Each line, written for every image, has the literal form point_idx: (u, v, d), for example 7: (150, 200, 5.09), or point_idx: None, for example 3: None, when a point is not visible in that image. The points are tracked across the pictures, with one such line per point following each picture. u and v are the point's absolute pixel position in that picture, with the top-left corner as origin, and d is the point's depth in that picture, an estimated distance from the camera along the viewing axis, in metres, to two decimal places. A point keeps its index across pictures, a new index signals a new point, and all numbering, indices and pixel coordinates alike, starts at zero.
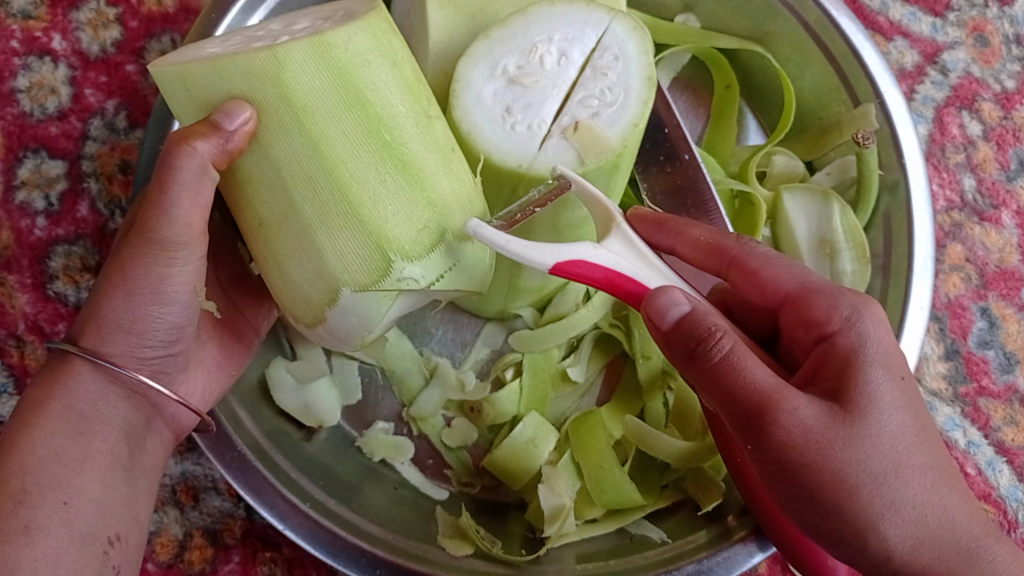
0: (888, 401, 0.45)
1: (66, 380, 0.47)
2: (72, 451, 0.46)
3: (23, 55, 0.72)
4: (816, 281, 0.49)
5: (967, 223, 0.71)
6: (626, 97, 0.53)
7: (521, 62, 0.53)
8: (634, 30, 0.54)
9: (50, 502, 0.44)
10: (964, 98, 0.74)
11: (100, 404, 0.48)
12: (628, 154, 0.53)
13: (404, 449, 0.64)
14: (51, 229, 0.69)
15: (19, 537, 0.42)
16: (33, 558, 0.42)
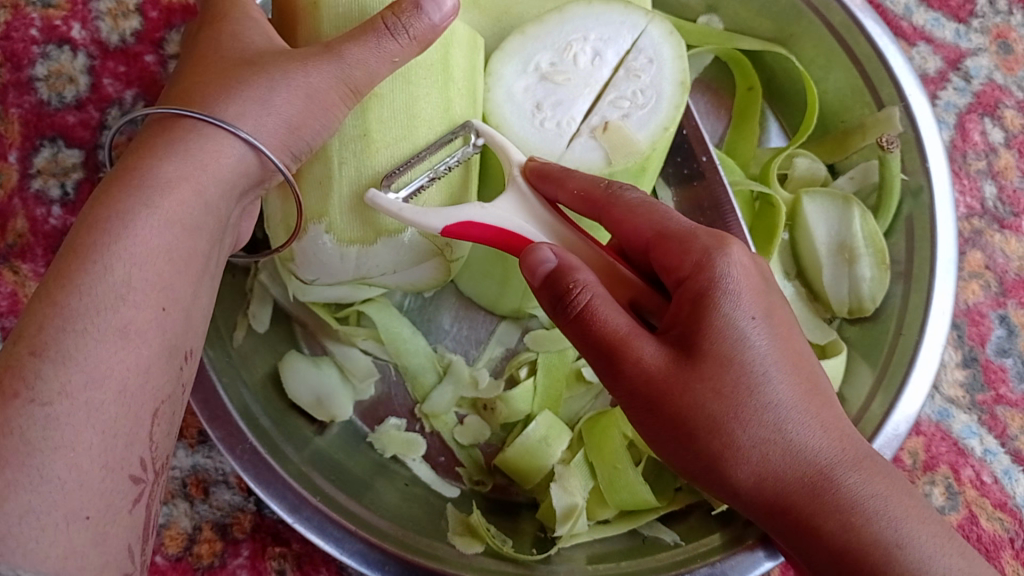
0: (745, 329, 0.42)
1: (203, 159, 0.41)
2: (181, 247, 0.39)
3: (42, 43, 0.71)
4: (679, 223, 0.44)
5: (987, 230, 0.71)
6: (657, 100, 0.54)
7: (555, 59, 0.55)
8: (669, 35, 0.56)
9: (152, 304, 0.37)
10: (986, 105, 0.74)
11: (215, 196, 0.42)
12: (656, 157, 0.54)
13: (416, 446, 0.64)
14: (66, 219, 0.68)
15: (111, 334, 0.36)
16: (120, 368, 0.36)
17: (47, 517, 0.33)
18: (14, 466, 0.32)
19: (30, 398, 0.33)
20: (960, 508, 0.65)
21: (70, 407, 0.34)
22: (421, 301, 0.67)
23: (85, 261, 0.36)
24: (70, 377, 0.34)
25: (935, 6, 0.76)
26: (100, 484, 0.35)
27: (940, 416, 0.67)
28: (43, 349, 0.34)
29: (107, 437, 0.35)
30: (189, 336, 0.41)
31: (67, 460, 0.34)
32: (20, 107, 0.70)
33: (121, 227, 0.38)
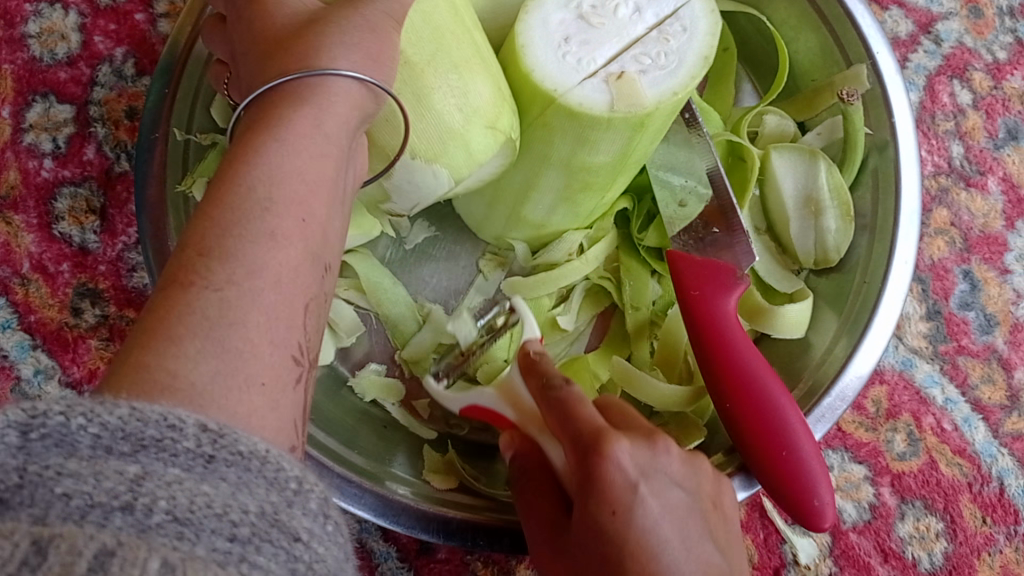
0: (628, 454, 0.47)
1: (320, 99, 0.43)
2: (313, 171, 0.41)
3: (35, 2, 0.73)
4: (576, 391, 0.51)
5: (954, 188, 0.73)
6: (678, 65, 0.56)
7: (596, 3, 0.56)
8: (710, 11, 0.57)
9: (293, 215, 0.39)
10: (956, 68, 0.75)
11: (335, 129, 0.43)
12: (659, 116, 0.56)
13: (396, 390, 0.66)
14: (57, 171, 0.70)
15: (262, 235, 0.37)
16: (274, 263, 0.37)
17: (229, 380, 0.34)
18: (199, 338, 0.34)
19: (204, 285, 0.35)
20: (920, 453, 0.67)
21: (239, 293, 0.36)
22: (402, 252, 0.70)
23: (232, 186, 0.38)
24: (233, 271, 0.36)
25: None
26: (269, 358, 0.36)
27: (903, 365, 0.69)
28: (210, 251, 0.36)
29: (271, 320, 0.37)
30: (327, 253, 0.42)
31: (242, 335, 0.35)
32: (13, 63, 0.72)
33: (259, 155, 0.40)
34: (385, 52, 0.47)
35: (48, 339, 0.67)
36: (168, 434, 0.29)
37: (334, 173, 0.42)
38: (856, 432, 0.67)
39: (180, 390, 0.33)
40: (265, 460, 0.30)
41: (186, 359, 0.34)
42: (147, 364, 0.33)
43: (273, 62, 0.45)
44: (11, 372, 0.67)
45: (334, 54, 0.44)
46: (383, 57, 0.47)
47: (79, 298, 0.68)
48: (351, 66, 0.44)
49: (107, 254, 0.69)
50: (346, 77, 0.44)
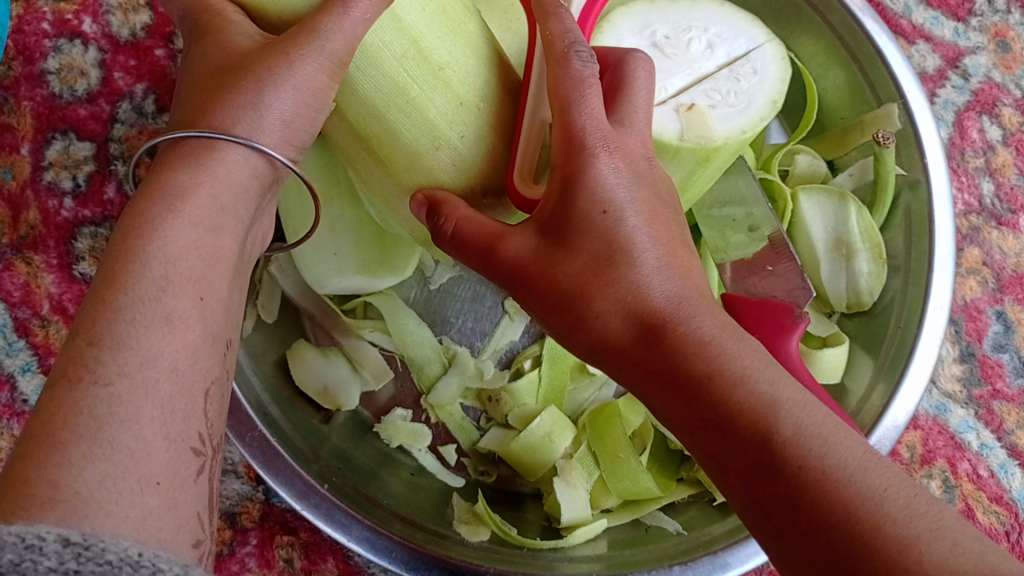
0: (654, 272, 0.42)
1: (214, 167, 0.42)
2: (208, 245, 0.40)
3: (54, 37, 0.72)
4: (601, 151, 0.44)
5: (985, 227, 0.72)
6: (747, 104, 0.57)
7: (670, 34, 0.57)
8: (781, 58, 0.58)
9: (189, 295, 0.39)
10: (984, 103, 0.74)
11: (230, 200, 0.42)
12: (726, 153, 0.56)
13: (422, 436, 0.65)
14: (78, 210, 0.69)
15: (157, 320, 0.37)
16: (168, 350, 0.37)
17: (120, 483, 0.33)
18: (85, 441, 0.33)
19: (92, 380, 0.35)
20: (956, 501, 0.66)
21: (129, 386, 0.35)
22: (427, 292, 0.69)
23: (128, 263, 0.38)
24: (125, 360, 0.35)
25: (935, 5, 0.76)
26: (164, 453, 0.35)
27: (937, 410, 0.68)
28: (99, 339, 0.36)
29: (165, 413, 0.36)
30: (229, 327, 0.42)
31: (133, 432, 0.34)
32: (31, 100, 0.71)
33: (149, 231, 0.39)
34: (312, 109, 0.45)
35: None
36: (28, 555, 0.28)
37: (232, 244, 0.42)
38: None
39: (64, 500, 0.32)
40: (139, 565, 0.30)
41: (70, 465, 0.33)
42: (29, 474, 0.32)
43: (191, 115, 0.44)
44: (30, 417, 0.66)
45: (243, 122, 0.43)
46: (302, 119, 0.45)
47: None
48: (262, 140, 0.44)
49: None
50: (246, 146, 0.43)
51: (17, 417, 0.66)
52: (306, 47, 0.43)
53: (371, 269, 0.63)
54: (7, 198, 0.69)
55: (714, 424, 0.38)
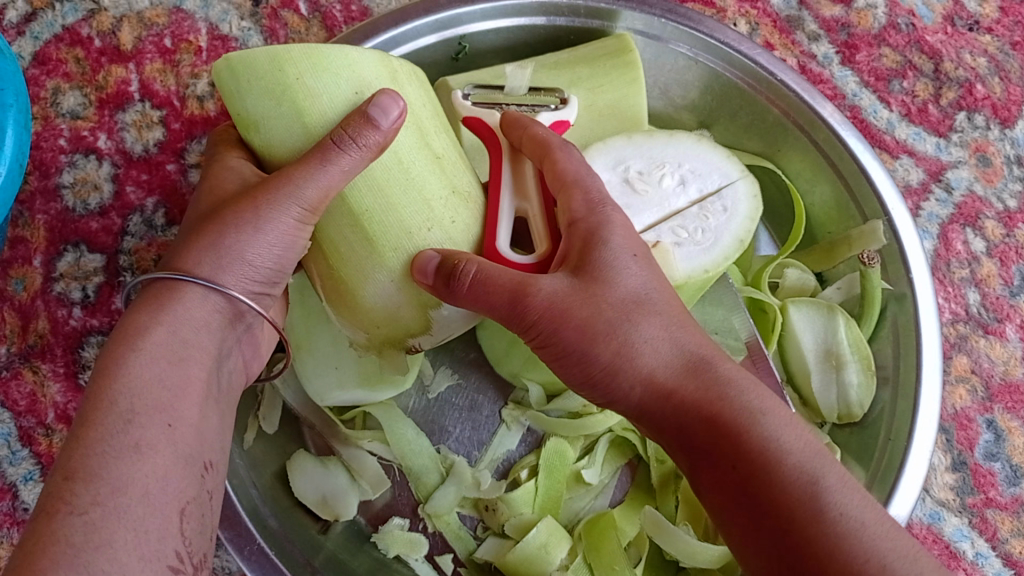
0: (670, 329, 0.49)
1: (175, 307, 0.47)
2: (173, 378, 0.45)
3: (70, 153, 0.75)
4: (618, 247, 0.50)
5: (972, 336, 0.74)
6: (714, 242, 0.59)
7: (643, 169, 0.61)
8: (753, 197, 0.61)
9: (158, 424, 0.43)
10: (968, 216, 0.77)
11: (192, 334, 0.47)
12: (687, 289, 0.59)
13: (420, 546, 0.66)
14: (86, 320, 0.71)
15: (127, 451, 0.42)
16: (140, 477, 0.42)
17: None
18: (66, 564, 0.38)
19: (68, 511, 0.39)
20: None
21: (101, 514, 0.40)
22: (425, 401, 0.70)
23: (100, 405, 0.43)
24: (97, 491, 0.40)
25: (917, 121, 0.79)
26: (140, 573, 0.40)
27: (931, 519, 0.69)
28: (74, 474, 0.41)
29: (138, 535, 0.40)
30: (205, 449, 0.46)
31: (109, 556, 0.39)
32: (45, 214, 0.73)
33: (122, 372, 0.44)
34: (286, 250, 0.50)
35: None
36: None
37: (203, 378, 0.47)
38: None
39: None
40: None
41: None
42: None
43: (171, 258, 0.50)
44: (31, 525, 0.67)
45: (208, 264, 0.48)
46: (274, 258, 0.50)
47: None
48: (227, 280, 0.49)
49: None
50: (214, 288, 0.48)
51: (19, 525, 0.67)
52: (280, 198, 0.48)
53: (371, 380, 0.64)
54: (17, 308, 0.71)
55: (751, 471, 0.45)
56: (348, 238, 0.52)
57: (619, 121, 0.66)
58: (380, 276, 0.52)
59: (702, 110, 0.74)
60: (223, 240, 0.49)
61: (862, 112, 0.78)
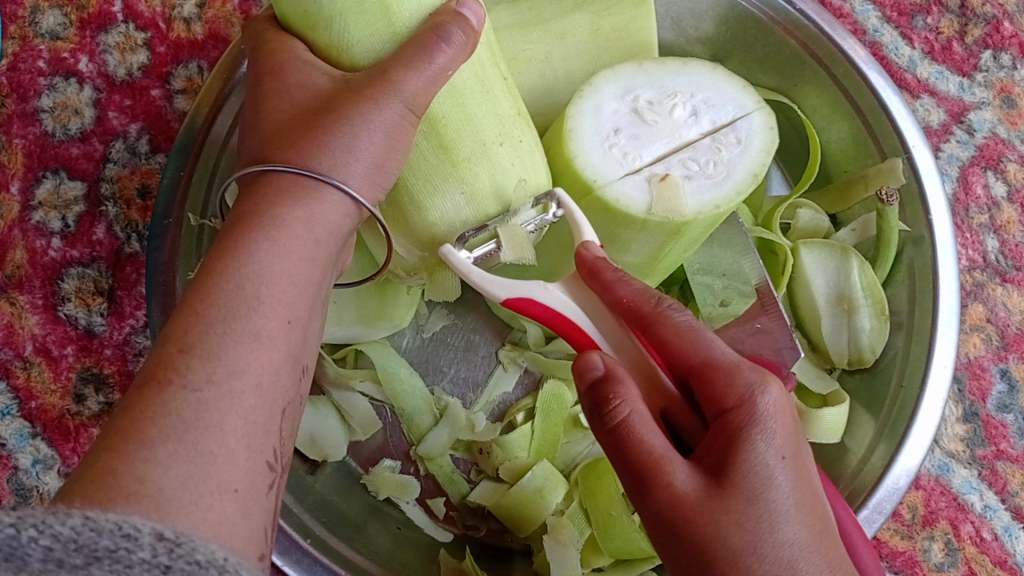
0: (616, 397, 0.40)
1: (312, 203, 0.44)
2: (300, 273, 0.41)
3: (49, 75, 0.72)
4: (724, 354, 0.42)
5: (989, 283, 0.71)
6: (726, 176, 0.57)
7: (654, 100, 0.58)
8: (769, 129, 0.58)
9: (279, 317, 0.39)
10: (989, 159, 0.74)
11: (324, 234, 0.44)
12: (697, 226, 0.57)
13: (411, 488, 0.63)
14: (65, 250, 0.68)
15: (247, 335, 0.37)
16: (256, 365, 0.37)
17: (202, 486, 0.33)
18: (172, 441, 0.33)
19: (182, 385, 0.35)
20: (958, 564, 0.65)
21: (216, 394, 0.35)
22: (420, 340, 0.67)
23: (222, 280, 0.39)
24: (213, 370, 0.36)
25: (940, 59, 0.75)
26: (245, 462, 0.35)
27: (940, 470, 0.67)
28: (190, 347, 0.36)
29: (248, 423, 0.36)
30: (306, 354, 0.42)
31: (217, 438, 0.34)
32: (24, 138, 0.70)
33: (251, 254, 0.40)
34: (398, 155, 0.48)
35: (49, 428, 0.65)
36: (123, 544, 0.27)
37: (321, 276, 0.44)
38: (891, 540, 0.65)
39: (147, 495, 0.32)
40: (223, 569, 0.29)
41: (155, 463, 0.33)
42: (115, 468, 0.32)
43: (275, 145, 0.46)
44: (9, 461, 0.64)
45: (340, 165, 0.45)
46: (391, 162, 0.48)
47: (83, 384, 0.66)
48: (353, 184, 0.46)
49: (114, 338, 0.67)
50: (342, 189, 0.45)
51: None
52: (387, 93, 0.46)
53: (370, 320, 0.62)
54: None
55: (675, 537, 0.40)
56: (420, 149, 0.51)
57: (627, 46, 0.63)
58: (452, 190, 0.51)
59: (716, 43, 0.70)
60: (354, 138, 0.45)
61: (883, 49, 0.75)
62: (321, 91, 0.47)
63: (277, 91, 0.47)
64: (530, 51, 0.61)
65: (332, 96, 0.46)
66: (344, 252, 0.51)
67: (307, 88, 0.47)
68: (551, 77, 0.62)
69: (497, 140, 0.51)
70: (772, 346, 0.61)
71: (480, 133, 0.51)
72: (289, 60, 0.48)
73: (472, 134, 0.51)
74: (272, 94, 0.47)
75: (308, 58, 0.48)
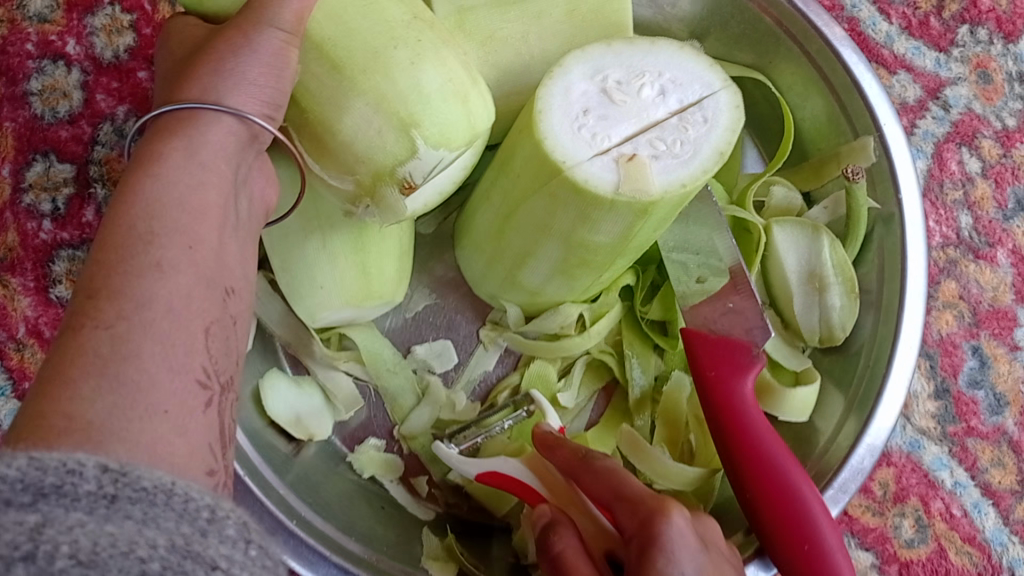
0: None
1: (195, 130, 0.45)
2: (193, 199, 0.42)
3: (37, 58, 0.73)
4: (633, 486, 0.50)
5: (962, 260, 0.72)
6: (692, 156, 0.57)
7: (623, 81, 0.58)
8: (734, 107, 0.58)
9: (177, 244, 0.40)
10: (965, 135, 0.74)
11: (212, 156, 0.45)
12: (664, 205, 0.57)
13: (394, 467, 0.66)
14: (56, 234, 0.70)
15: (147, 267, 0.39)
16: (165, 293, 0.39)
17: (129, 412, 0.35)
18: (95, 377, 0.35)
19: (94, 325, 0.36)
20: (928, 540, 0.67)
21: (129, 326, 0.37)
22: (403, 321, 0.69)
23: (115, 225, 0.40)
24: (121, 306, 0.37)
25: (917, 34, 0.75)
26: (171, 383, 0.37)
27: (911, 447, 0.69)
28: (98, 293, 0.38)
29: (167, 350, 0.38)
30: (227, 274, 0.43)
31: (137, 365, 0.36)
32: (12, 121, 0.71)
33: (140, 196, 0.41)
34: (281, 70, 0.49)
35: None
36: (68, 479, 0.29)
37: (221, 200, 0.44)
38: (863, 517, 0.67)
39: (80, 429, 0.33)
40: (172, 494, 0.30)
41: (84, 398, 0.34)
42: (46, 409, 0.34)
43: (169, 96, 0.48)
44: (4, 439, 0.66)
45: (218, 88, 0.47)
46: (277, 81, 0.49)
47: None
48: (234, 102, 0.47)
49: None
50: (222, 107, 0.46)
51: None
52: (257, 22, 0.48)
53: (360, 300, 0.62)
54: None
55: None
56: (319, 79, 0.52)
57: (602, 27, 0.63)
58: (358, 105, 0.52)
59: (693, 21, 0.71)
60: (230, 64, 0.48)
61: (860, 25, 0.75)
62: (206, 41, 0.50)
63: (180, 58, 0.51)
64: (506, 31, 0.62)
65: (215, 41, 0.49)
66: (257, 175, 0.50)
67: (201, 44, 0.50)
68: (527, 57, 0.63)
69: (389, 44, 0.52)
70: (743, 327, 0.63)
71: (370, 45, 0.52)
72: (188, 28, 0.52)
73: (362, 43, 0.52)
74: (177, 62, 0.51)
75: (194, 22, 0.52)
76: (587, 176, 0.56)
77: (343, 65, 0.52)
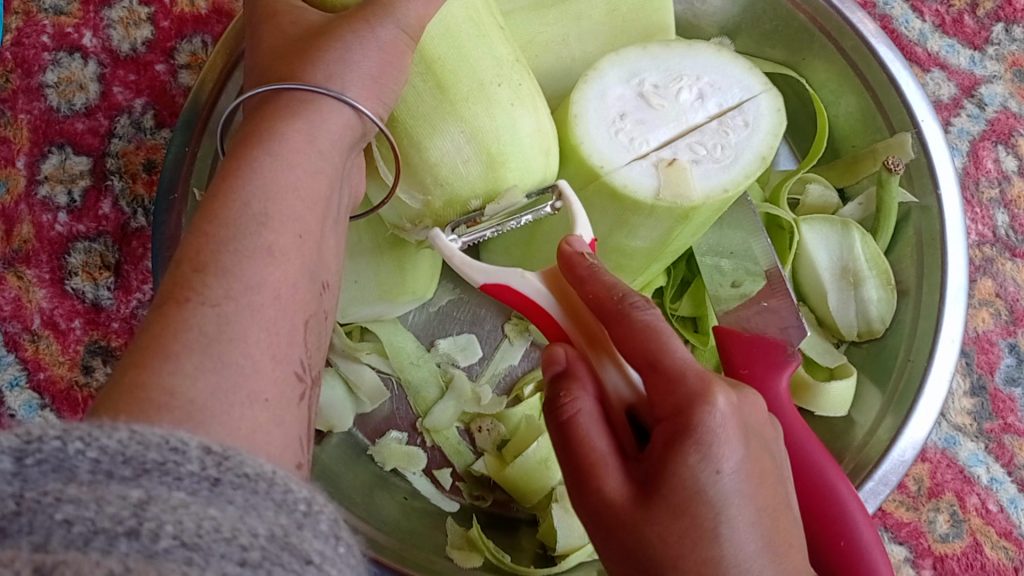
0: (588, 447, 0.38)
1: (310, 114, 0.42)
2: (306, 187, 0.40)
3: (53, 51, 0.71)
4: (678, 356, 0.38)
5: (999, 258, 0.71)
6: (733, 160, 0.56)
7: (660, 84, 0.57)
8: (776, 110, 0.57)
9: (288, 232, 0.38)
10: (1000, 133, 0.73)
11: (327, 145, 0.42)
12: (705, 209, 0.56)
13: (417, 459, 0.64)
14: (72, 225, 0.68)
15: (258, 250, 0.36)
16: (272, 279, 0.36)
17: (231, 396, 0.32)
18: (197, 354, 0.32)
19: (200, 301, 0.33)
20: (964, 535, 0.65)
21: (236, 308, 0.34)
22: (427, 315, 0.67)
23: (228, 201, 0.37)
24: (230, 286, 0.34)
25: (951, 32, 0.75)
26: (273, 372, 0.34)
27: (946, 443, 0.67)
28: (205, 267, 0.35)
29: (270, 334, 0.35)
30: (324, 269, 0.41)
31: (241, 351, 0.33)
32: (29, 113, 0.70)
33: (256, 174, 0.39)
34: (394, 70, 0.47)
35: (57, 399, 0.66)
36: (171, 457, 0.24)
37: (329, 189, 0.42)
38: (897, 511, 0.65)
39: (180, 406, 0.30)
40: (273, 482, 0.25)
41: (186, 375, 0.31)
42: (143, 382, 0.30)
43: (278, 74, 0.45)
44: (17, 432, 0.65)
45: (336, 77, 0.44)
46: (388, 76, 0.46)
47: (90, 357, 0.66)
48: (354, 94, 0.45)
49: (121, 311, 0.67)
50: (340, 98, 0.44)
51: None
52: (382, 15, 0.46)
53: (392, 295, 0.61)
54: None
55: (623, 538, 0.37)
56: (417, 90, 0.51)
57: (638, 26, 0.62)
58: (452, 129, 0.51)
59: (724, 18, 0.70)
60: (347, 55, 0.45)
61: (893, 22, 0.74)
62: (315, 26, 0.47)
63: (273, 34, 0.48)
64: (545, 35, 0.61)
65: (324, 29, 0.46)
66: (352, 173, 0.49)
67: (306, 27, 0.47)
68: (569, 59, 0.62)
69: (496, 78, 0.52)
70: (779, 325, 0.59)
71: (477, 70, 0.51)
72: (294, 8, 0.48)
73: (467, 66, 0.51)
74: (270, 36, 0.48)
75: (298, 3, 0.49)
76: (626, 181, 0.55)
77: (440, 74, 0.51)
